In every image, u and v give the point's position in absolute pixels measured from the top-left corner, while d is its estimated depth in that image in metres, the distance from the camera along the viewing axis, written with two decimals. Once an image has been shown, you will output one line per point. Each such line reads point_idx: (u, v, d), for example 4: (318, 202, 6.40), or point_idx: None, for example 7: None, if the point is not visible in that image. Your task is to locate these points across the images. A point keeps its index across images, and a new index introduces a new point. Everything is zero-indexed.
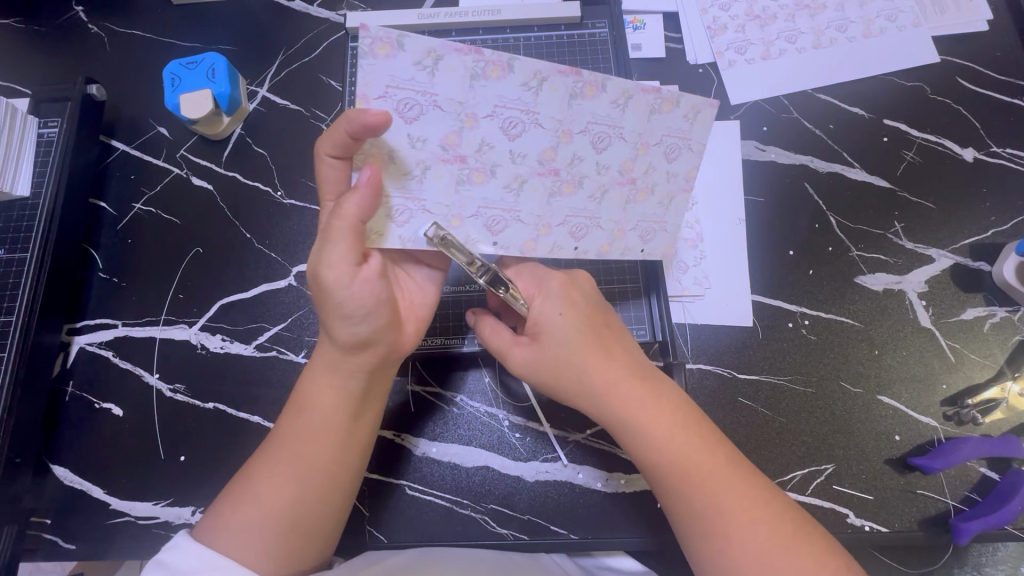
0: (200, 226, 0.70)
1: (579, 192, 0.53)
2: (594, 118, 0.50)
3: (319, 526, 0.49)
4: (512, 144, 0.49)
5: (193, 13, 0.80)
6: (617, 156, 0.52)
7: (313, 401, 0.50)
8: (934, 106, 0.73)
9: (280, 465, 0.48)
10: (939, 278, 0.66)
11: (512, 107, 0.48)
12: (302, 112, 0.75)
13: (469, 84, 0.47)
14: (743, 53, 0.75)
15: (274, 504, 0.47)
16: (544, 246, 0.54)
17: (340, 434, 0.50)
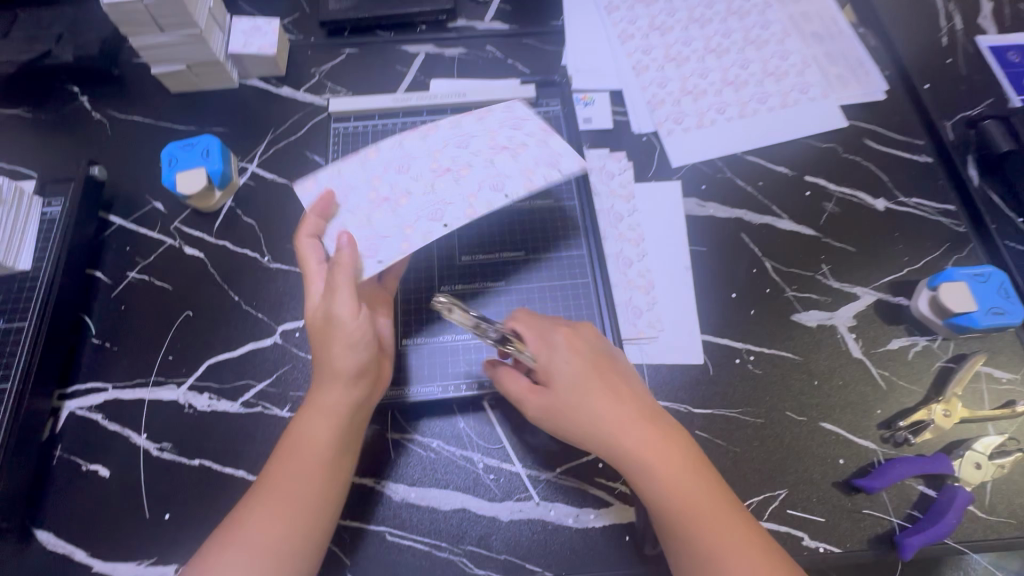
0: (191, 291, 0.75)
1: (484, 172, 0.63)
2: (447, 141, 0.67)
3: (303, 561, 0.53)
4: (424, 173, 0.65)
5: (190, 100, 0.89)
6: (485, 144, 0.66)
7: (305, 441, 0.55)
8: (847, 163, 0.83)
9: (269, 505, 0.53)
10: (865, 313, 0.73)
11: (398, 159, 0.66)
12: (288, 184, 0.82)
13: (357, 165, 0.66)
14: (680, 123, 0.85)
15: (261, 542, 0.52)
16: (481, 206, 0.61)
17: (326, 471, 0.55)
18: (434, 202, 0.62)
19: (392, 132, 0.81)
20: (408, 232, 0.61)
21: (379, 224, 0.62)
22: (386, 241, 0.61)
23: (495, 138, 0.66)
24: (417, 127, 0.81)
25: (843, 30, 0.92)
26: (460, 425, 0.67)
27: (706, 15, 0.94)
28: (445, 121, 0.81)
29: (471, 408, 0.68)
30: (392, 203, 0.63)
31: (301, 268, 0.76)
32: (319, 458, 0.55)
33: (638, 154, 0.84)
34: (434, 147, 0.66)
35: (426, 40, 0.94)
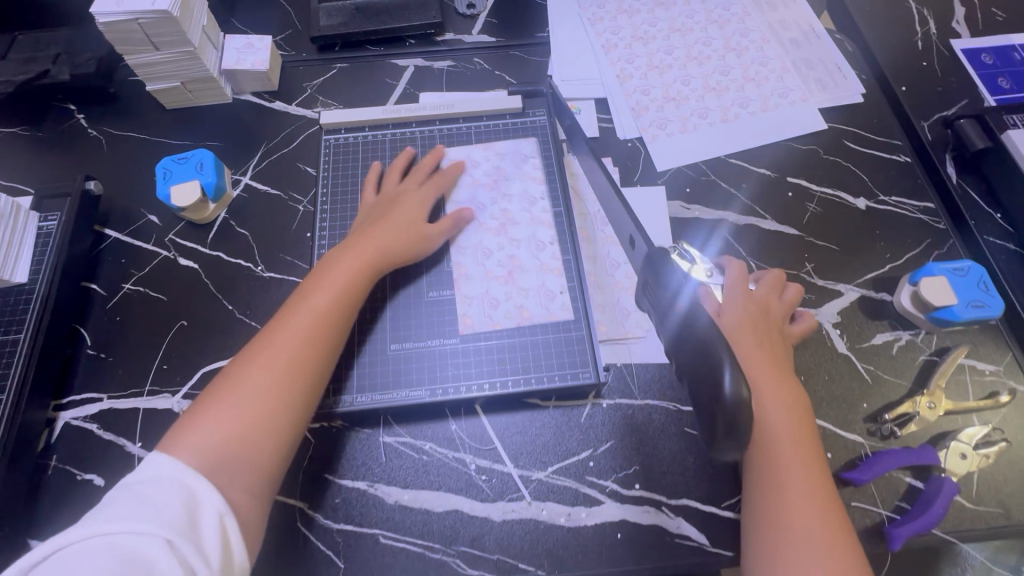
0: (186, 300, 0.76)
1: (528, 233, 0.76)
2: (482, 189, 0.79)
3: (281, 433, 0.56)
4: (498, 246, 0.75)
5: (184, 117, 0.91)
6: (506, 184, 0.80)
7: (302, 308, 0.62)
8: (827, 164, 0.86)
9: (265, 360, 0.58)
10: (849, 309, 0.75)
11: (480, 238, 0.76)
12: (281, 195, 0.84)
13: (473, 276, 0.73)
14: (664, 128, 0.87)
15: (256, 390, 0.56)
16: (540, 211, 0.78)
17: (318, 346, 0.61)
18: (525, 266, 0.74)
19: (382, 143, 0.82)
20: (523, 302, 0.72)
21: (491, 299, 0.72)
22: (505, 311, 0.71)
23: (531, 181, 0.80)
24: (406, 138, 0.83)
25: (820, 36, 0.95)
26: (452, 427, 0.68)
27: (687, 24, 0.96)
28: (433, 132, 0.83)
29: (463, 411, 0.68)
30: (483, 280, 0.73)
31: (294, 276, 0.78)
32: (315, 320, 0.61)
33: (623, 159, 0.86)
34: (489, 221, 0.77)
35: (415, 54, 0.96)
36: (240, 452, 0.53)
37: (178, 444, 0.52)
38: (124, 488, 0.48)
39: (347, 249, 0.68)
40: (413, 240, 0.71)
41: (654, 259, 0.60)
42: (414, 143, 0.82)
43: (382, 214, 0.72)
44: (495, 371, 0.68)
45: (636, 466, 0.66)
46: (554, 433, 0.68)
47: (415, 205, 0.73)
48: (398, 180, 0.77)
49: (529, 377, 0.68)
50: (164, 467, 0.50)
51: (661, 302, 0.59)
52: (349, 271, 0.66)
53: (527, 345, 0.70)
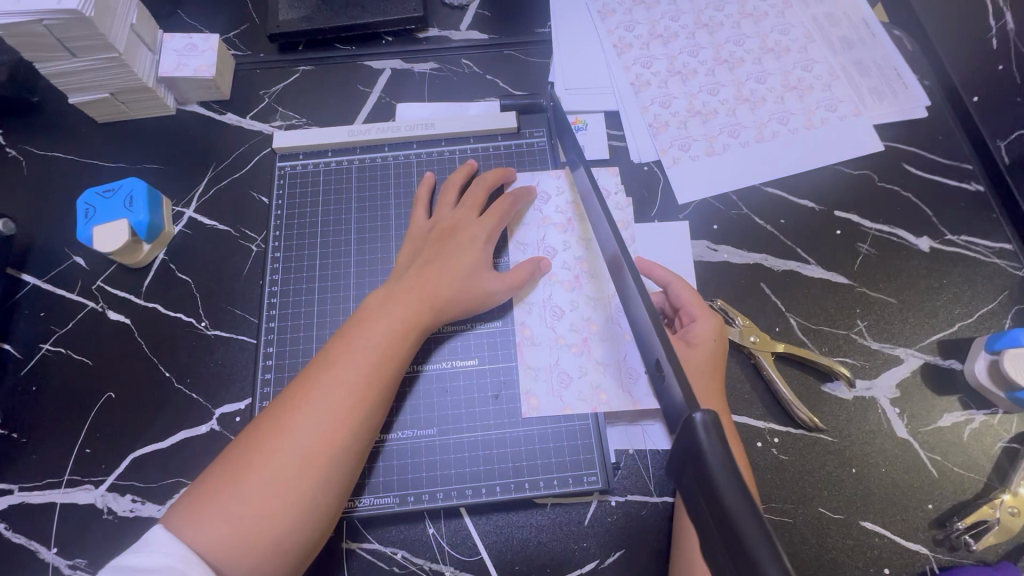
0: (115, 365, 0.64)
1: (601, 291, 0.61)
2: (542, 227, 0.64)
3: (297, 530, 0.49)
4: (571, 305, 0.60)
5: (119, 133, 0.77)
6: (548, 230, 0.64)
7: (336, 375, 0.52)
8: (883, 194, 0.71)
9: (279, 454, 0.49)
10: (910, 381, 0.62)
11: (543, 295, 0.61)
12: (231, 232, 0.71)
13: (535, 344, 0.59)
14: (687, 149, 0.73)
15: (266, 496, 0.48)
16: (589, 259, 0.62)
17: (349, 426, 0.51)
18: (607, 333, 0.59)
19: (348, 170, 0.68)
20: (599, 381, 0.57)
21: (562, 374, 0.58)
22: (579, 392, 0.57)
23: (555, 227, 0.64)
24: (376, 164, 0.68)
25: (876, 34, 0.79)
26: (429, 531, 0.56)
27: (716, 18, 0.81)
28: (410, 158, 0.69)
29: (443, 513, 0.56)
30: (552, 349, 0.59)
31: (244, 335, 0.65)
32: (351, 393, 0.52)
33: (639, 188, 0.72)
34: (560, 273, 0.62)
35: (392, 54, 0.81)
36: (248, 552, 0.46)
37: (183, 530, 0.46)
38: (121, 572, 0.42)
39: (388, 303, 0.56)
40: (472, 293, 0.58)
41: (694, 426, 0.29)
42: (386, 172, 0.68)
43: (436, 249, 0.59)
44: (481, 466, 0.56)
45: None
46: (553, 540, 0.56)
47: (477, 240, 0.60)
48: (454, 201, 0.63)
49: (522, 481, 0.56)
50: (172, 552, 0.44)
51: (698, 501, 0.29)
52: (396, 328, 0.55)
53: (519, 435, 0.57)
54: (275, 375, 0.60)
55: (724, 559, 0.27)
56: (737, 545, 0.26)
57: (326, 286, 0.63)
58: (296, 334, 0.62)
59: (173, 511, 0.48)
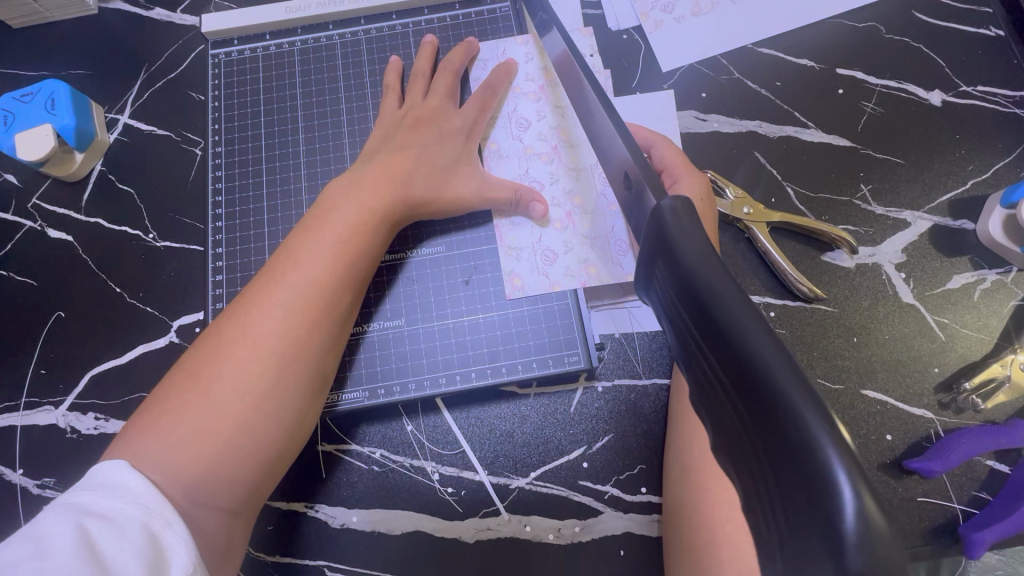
0: (62, 285, 0.60)
1: (583, 161, 0.55)
2: (515, 99, 0.57)
3: (268, 439, 0.44)
4: (551, 179, 0.55)
5: (34, 37, 0.68)
6: (519, 100, 0.57)
7: (294, 274, 0.46)
8: (891, 47, 0.63)
9: (236, 363, 0.43)
10: (918, 245, 0.57)
11: (521, 171, 0.55)
12: (171, 137, 0.64)
13: (516, 222, 0.54)
14: (670, 10, 0.65)
15: (227, 407, 0.42)
16: (568, 128, 0.56)
17: (320, 328, 0.46)
18: (591, 205, 0.54)
19: (289, 55, 0.61)
20: (587, 255, 0.53)
21: (547, 251, 0.53)
22: (566, 268, 0.53)
23: (528, 96, 0.57)
24: (320, 46, 0.61)
25: None
26: (409, 429, 0.53)
27: None
28: (357, 36, 0.61)
29: (420, 408, 0.53)
30: (536, 224, 0.54)
31: (195, 244, 0.60)
32: (319, 292, 0.46)
33: (617, 58, 0.64)
34: (536, 145, 0.56)
35: None
36: (222, 466, 0.42)
37: (140, 452, 0.40)
38: (72, 514, 0.36)
39: (348, 192, 0.49)
40: (446, 182, 0.52)
41: (661, 212, 0.27)
42: (331, 54, 0.61)
43: (411, 136, 0.52)
44: (463, 356, 0.53)
45: (641, 464, 0.52)
46: (538, 429, 0.53)
47: (456, 132, 0.53)
48: (425, 89, 0.56)
49: (499, 367, 0.52)
50: (138, 500, 0.38)
51: (672, 304, 0.25)
52: (359, 220, 0.48)
53: (502, 323, 0.53)
54: (229, 279, 0.56)
55: (702, 349, 0.23)
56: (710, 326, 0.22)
57: (275, 181, 0.58)
58: (248, 236, 0.57)
59: (126, 436, 0.42)
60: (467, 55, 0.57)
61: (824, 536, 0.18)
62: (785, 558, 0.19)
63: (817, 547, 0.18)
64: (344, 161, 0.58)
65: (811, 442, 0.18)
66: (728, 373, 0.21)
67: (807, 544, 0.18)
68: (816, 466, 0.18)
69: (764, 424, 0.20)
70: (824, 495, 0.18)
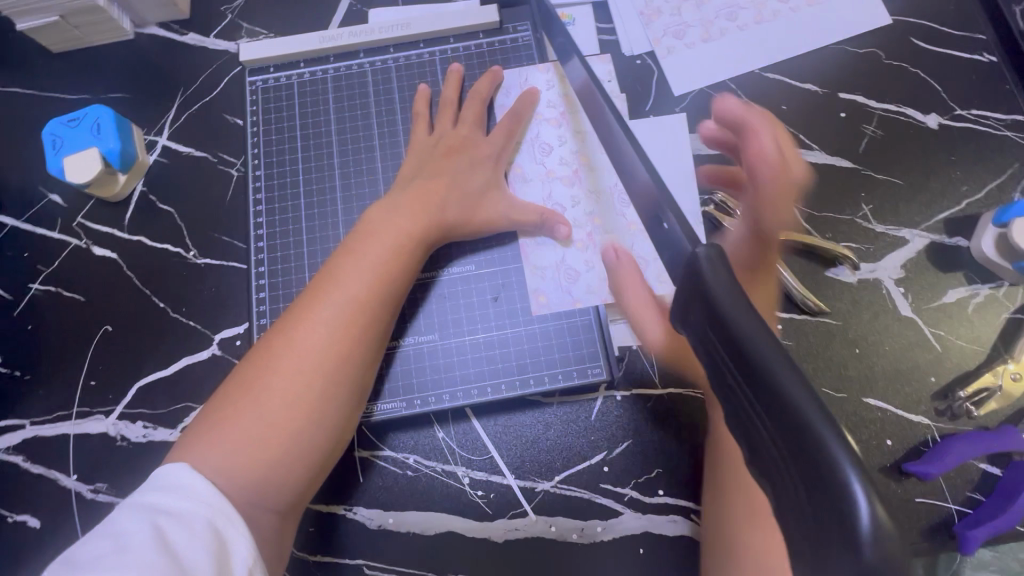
0: (108, 300, 0.63)
1: (604, 184, 0.59)
2: (538, 124, 0.60)
3: (313, 447, 0.47)
4: (572, 201, 0.58)
5: (75, 62, 0.71)
6: (542, 126, 0.60)
7: (337, 291, 0.49)
8: (891, 72, 0.67)
9: (283, 374, 0.46)
10: (916, 261, 0.61)
11: (544, 193, 0.59)
12: (208, 158, 0.67)
13: (541, 242, 0.57)
14: (681, 37, 0.68)
15: (276, 416, 0.45)
16: (588, 153, 0.60)
17: (361, 342, 0.48)
18: (611, 226, 0.58)
19: (322, 82, 0.64)
20: (609, 273, 0.56)
21: (569, 270, 0.57)
22: (588, 286, 0.56)
23: (550, 122, 0.60)
24: (352, 73, 0.64)
25: None
26: (440, 436, 0.57)
27: None
28: (387, 63, 0.64)
29: (451, 416, 0.57)
30: (559, 244, 0.57)
31: (234, 261, 0.64)
32: (360, 309, 0.48)
33: (631, 83, 0.68)
34: (558, 168, 0.59)
35: None
36: (272, 471, 0.45)
37: (200, 456, 0.43)
38: (145, 513, 0.40)
39: (385, 214, 0.52)
40: (475, 204, 0.55)
41: (696, 257, 0.30)
42: (362, 81, 0.64)
43: (444, 163, 0.56)
44: (492, 367, 0.56)
45: (659, 467, 0.55)
46: (562, 436, 0.57)
47: (485, 158, 0.57)
48: (454, 118, 0.60)
49: (526, 378, 0.56)
50: (201, 498, 0.41)
51: (707, 338, 0.29)
52: (397, 240, 0.51)
53: (529, 336, 0.57)
54: (269, 296, 0.59)
55: (735, 381, 0.27)
56: (743, 361, 0.26)
57: (312, 202, 0.61)
58: (286, 254, 0.61)
59: (187, 441, 0.45)
60: (493, 84, 0.61)
61: (843, 540, 0.21)
62: (809, 558, 0.23)
63: (837, 549, 0.22)
64: (377, 183, 0.61)
65: (832, 464, 0.22)
66: (760, 401, 0.25)
67: (828, 544, 0.22)
68: (837, 481, 0.22)
69: (792, 443, 0.23)
70: (843, 507, 0.21)
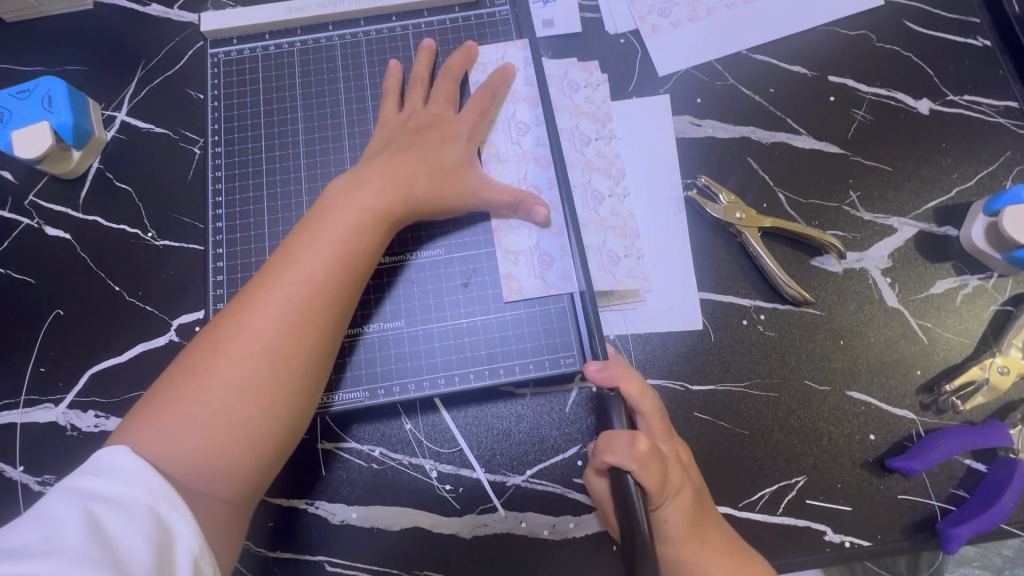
0: (60, 283, 0.60)
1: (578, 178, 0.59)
2: (513, 102, 0.58)
3: (267, 434, 0.44)
4: (549, 183, 0.56)
5: (29, 32, 0.67)
6: (517, 104, 0.58)
7: (294, 270, 0.46)
8: (882, 55, 0.65)
9: (234, 358, 0.43)
10: (903, 251, 0.59)
11: (519, 174, 0.56)
12: (169, 135, 0.64)
13: (515, 225, 0.55)
14: (667, 16, 0.65)
15: (226, 401, 0.42)
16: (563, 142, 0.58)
17: (320, 324, 0.46)
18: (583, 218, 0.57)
19: (289, 56, 0.61)
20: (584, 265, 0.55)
21: (543, 255, 0.54)
22: (562, 271, 0.54)
23: (525, 100, 0.58)
24: (320, 47, 0.61)
25: None
26: (407, 427, 0.54)
27: None
28: (357, 37, 0.61)
29: (419, 407, 0.55)
30: (535, 227, 0.54)
31: (194, 244, 0.61)
32: (318, 289, 0.46)
33: (615, 62, 0.65)
34: (534, 149, 0.57)
35: None
36: (217, 458, 0.42)
37: (141, 439, 0.41)
38: (80, 499, 0.37)
39: (349, 191, 0.49)
40: (445, 182, 0.52)
41: None
42: (331, 55, 0.61)
43: (412, 141, 0.53)
44: (461, 355, 0.54)
45: None
46: (534, 428, 0.54)
47: (456, 137, 0.54)
48: (425, 95, 0.57)
49: (497, 367, 0.54)
50: (143, 484, 0.38)
51: None
52: (360, 218, 0.48)
53: (501, 324, 0.54)
54: (229, 279, 0.56)
55: None
56: None
57: (275, 182, 0.58)
58: (248, 236, 0.58)
59: (130, 423, 0.42)
60: (468, 59, 0.58)
61: None
62: None
63: None
64: (344, 163, 0.58)
65: None
66: None
67: None
68: None
69: None
70: None
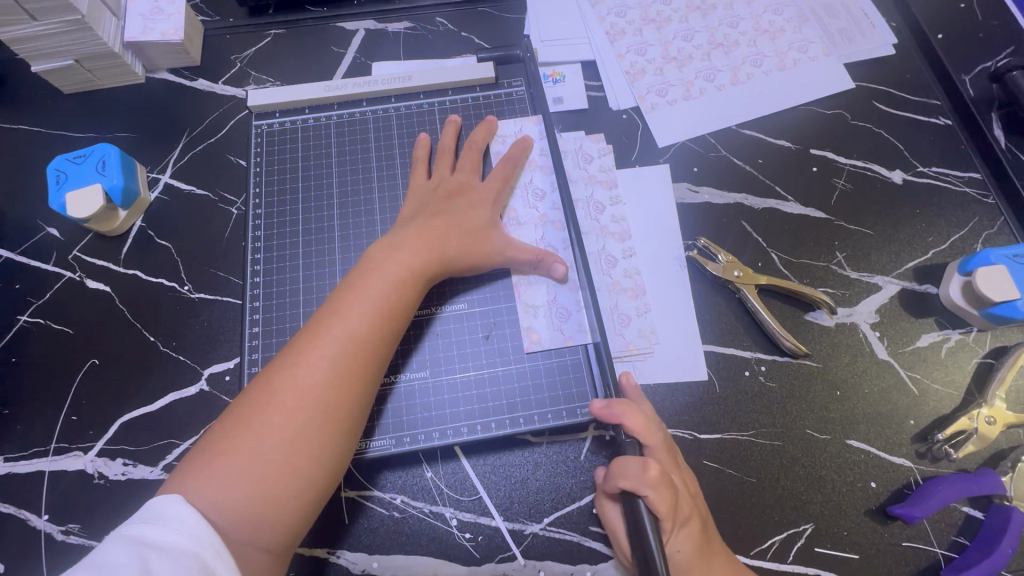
0: (98, 334, 0.63)
1: (595, 246, 0.65)
2: (533, 170, 0.64)
3: (309, 484, 0.46)
4: (564, 243, 0.61)
5: (85, 102, 0.73)
6: (535, 172, 0.64)
7: (338, 326, 0.49)
8: (857, 131, 0.72)
9: (283, 410, 0.46)
10: (889, 307, 0.64)
11: (539, 233, 0.61)
12: (209, 196, 0.69)
13: (534, 282, 0.59)
14: (664, 95, 0.73)
15: (275, 452, 0.45)
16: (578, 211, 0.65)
17: (361, 377, 0.49)
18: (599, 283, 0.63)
19: (325, 127, 0.67)
20: None
21: (561, 309, 0.59)
22: (579, 323, 0.58)
23: (542, 168, 0.64)
24: (355, 120, 0.68)
25: None
26: (428, 476, 0.56)
27: None
28: (388, 111, 0.68)
29: (440, 455, 0.57)
30: (550, 283, 0.59)
31: (228, 297, 0.64)
32: (361, 344, 0.49)
33: (618, 135, 0.72)
34: (550, 213, 0.62)
35: (366, 14, 0.77)
36: (264, 507, 0.44)
37: (194, 489, 0.43)
38: (131, 544, 0.38)
39: (388, 253, 0.54)
40: (472, 243, 0.57)
41: None
42: (364, 127, 0.67)
43: (443, 206, 0.58)
44: (484, 406, 0.57)
45: None
46: (551, 476, 0.56)
47: (480, 202, 0.59)
48: (451, 165, 0.62)
49: (517, 418, 0.56)
50: (190, 531, 0.40)
51: None
52: (398, 279, 0.53)
53: (522, 376, 0.58)
54: (263, 331, 0.60)
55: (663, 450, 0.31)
56: None
57: (310, 241, 0.63)
58: (281, 290, 0.61)
59: (181, 473, 0.45)
60: (491, 131, 0.65)
61: None
62: None
63: None
64: (375, 224, 0.63)
65: None
66: None
67: None
68: None
69: None
70: None
